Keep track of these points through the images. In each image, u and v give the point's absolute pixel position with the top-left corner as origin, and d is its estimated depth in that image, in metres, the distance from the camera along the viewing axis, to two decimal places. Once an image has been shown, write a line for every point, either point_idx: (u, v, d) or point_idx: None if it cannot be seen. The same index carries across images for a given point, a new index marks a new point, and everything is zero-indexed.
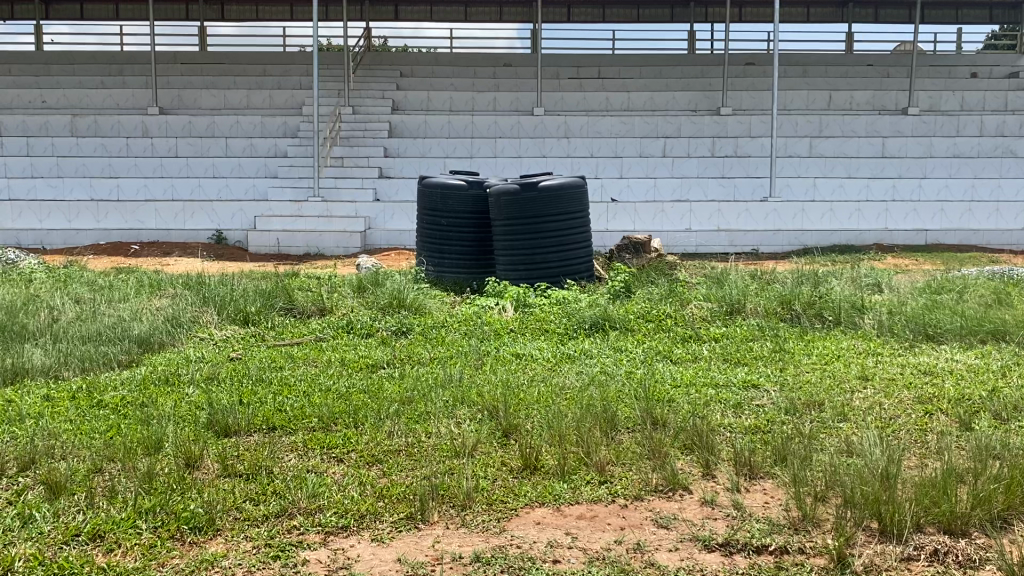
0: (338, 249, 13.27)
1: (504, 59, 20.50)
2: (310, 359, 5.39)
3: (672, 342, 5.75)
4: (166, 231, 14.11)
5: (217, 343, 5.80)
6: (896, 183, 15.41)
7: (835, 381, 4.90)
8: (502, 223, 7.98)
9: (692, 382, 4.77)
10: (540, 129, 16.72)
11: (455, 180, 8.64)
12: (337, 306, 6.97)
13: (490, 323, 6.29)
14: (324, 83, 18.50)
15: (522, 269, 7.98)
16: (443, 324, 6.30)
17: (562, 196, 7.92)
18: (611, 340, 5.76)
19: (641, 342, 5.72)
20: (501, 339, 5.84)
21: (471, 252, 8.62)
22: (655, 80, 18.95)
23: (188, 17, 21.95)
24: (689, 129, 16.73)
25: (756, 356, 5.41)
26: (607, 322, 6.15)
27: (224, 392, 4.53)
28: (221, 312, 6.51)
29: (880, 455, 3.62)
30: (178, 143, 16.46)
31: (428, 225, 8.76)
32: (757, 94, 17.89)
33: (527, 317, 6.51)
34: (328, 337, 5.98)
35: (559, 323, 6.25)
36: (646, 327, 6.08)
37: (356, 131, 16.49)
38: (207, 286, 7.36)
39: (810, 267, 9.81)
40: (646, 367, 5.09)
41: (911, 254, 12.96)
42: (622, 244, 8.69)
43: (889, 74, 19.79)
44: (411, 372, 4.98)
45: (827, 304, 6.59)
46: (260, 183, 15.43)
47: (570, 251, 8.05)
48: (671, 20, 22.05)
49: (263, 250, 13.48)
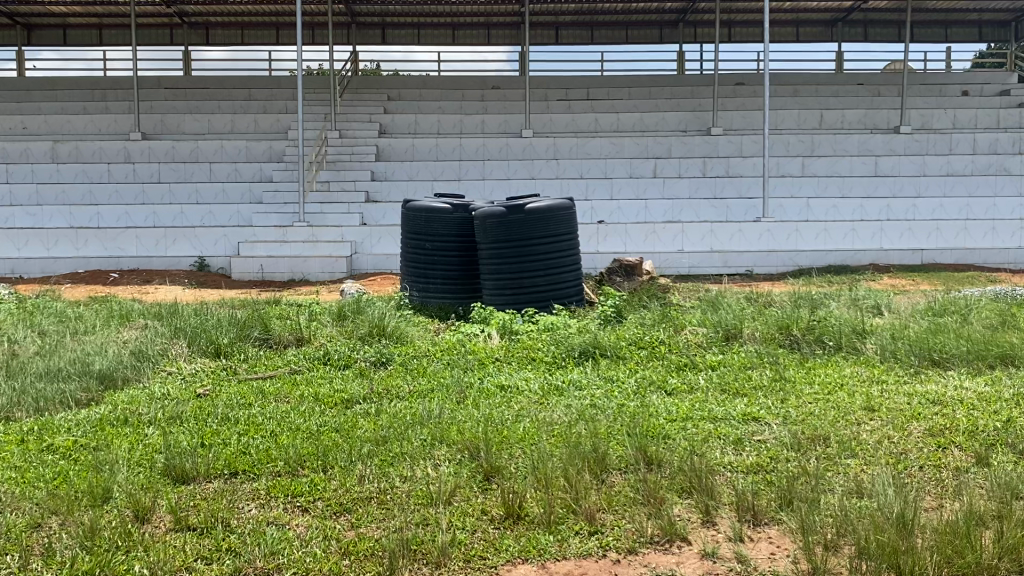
0: (323, 275, 12.98)
1: (493, 82, 20.33)
2: (282, 394, 5.08)
3: (666, 371, 5.45)
4: (147, 258, 13.80)
5: (185, 378, 5.48)
6: (890, 202, 15.23)
7: (840, 412, 4.61)
8: (489, 246, 7.70)
9: (688, 416, 4.48)
10: (530, 150, 16.43)
11: (440, 203, 8.37)
12: (315, 336, 6.66)
13: (476, 352, 5.98)
14: (310, 107, 18.27)
15: (509, 293, 7.70)
16: (426, 354, 5.99)
17: (550, 218, 7.65)
18: (602, 369, 5.46)
19: (634, 371, 5.42)
20: (486, 369, 5.53)
21: (457, 277, 8.32)
22: (645, 101, 18.78)
23: (173, 42, 21.84)
24: (680, 150, 16.48)
25: (756, 386, 5.11)
26: (597, 349, 5.85)
27: (186, 433, 4.22)
28: (192, 343, 6.19)
29: (894, 497, 3.32)
30: (161, 168, 16.18)
31: (412, 249, 8.48)
32: (748, 115, 17.73)
33: (514, 345, 6.21)
34: (304, 369, 5.67)
35: (548, 351, 5.94)
36: (639, 355, 5.79)
37: (343, 154, 16.23)
38: (180, 316, 7.03)
39: (806, 288, 9.54)
40: (639, 399, 4.80)
41: (907, 274, 12.72)
42: (612, 267, 8.40)
43: (880, 92, 19.67)
44: (389, 408, 4.67)
45: (827, 329, 6.30)
46: (244, 208, 15.14)
47: (559, 275, 7.77)
48: (660, 41, 21.75)
49: (246, 277, 13.17)
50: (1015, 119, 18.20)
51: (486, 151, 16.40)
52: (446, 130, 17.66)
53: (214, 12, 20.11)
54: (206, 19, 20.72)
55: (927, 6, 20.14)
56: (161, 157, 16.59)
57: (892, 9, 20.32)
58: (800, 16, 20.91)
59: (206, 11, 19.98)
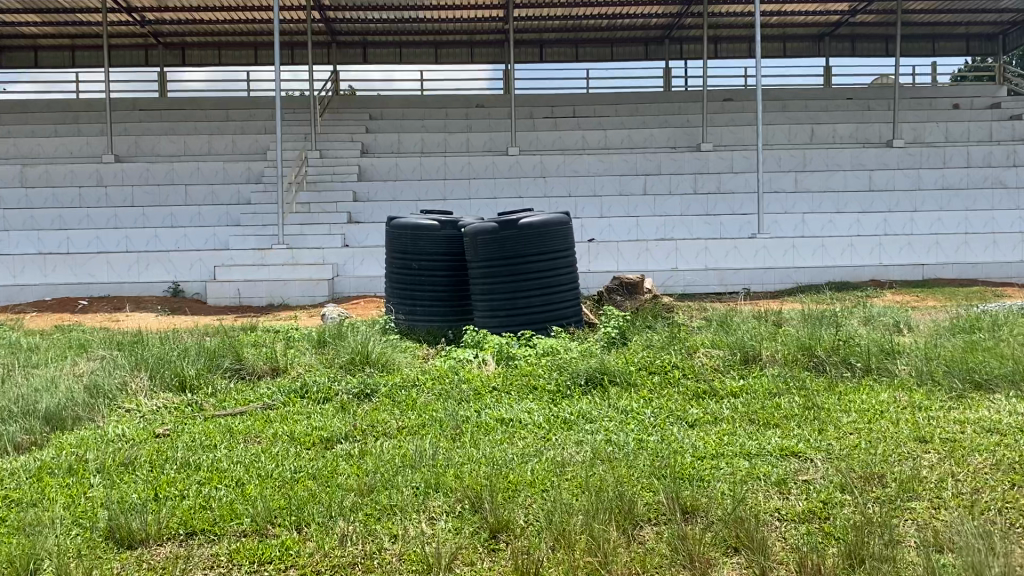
0: (303, 299, 12.43)
1: (477, 100, 19.88)
2: (253, 433, 4.47)
3: (685, 401, 4.89)
4: (118, 284, 13.14)
5: (144, 416, 4.86)
6: (887, 217, 14.83)
7: (888, 444, 4.05)
8: (480, 265, 7.16)
9: (717, 453, 3.91)
10: (517, 168, 15.91)
11: (427, 219, 7.80)
12: (292, 365, 6.06)
13: (471, 381, 5.39)
14: (289, 127, 17.71)
15: (502, 316, 7.15)
16: (416, 383, 5.40)
17: (545, 234, 7.10)
18: (612, 399, 4.89)
19: (647, 400, 4.86)
20: (482, 400, 4.95)
21: (447, 297, 7.76)
22: (633, 118, 18.35)
23: (148, 63, 21.10)
24: (670, 167, 16.01)
25: (786, 415, 4.56)
26: (605, 376, 5.28)
27: (137, 484, 3.61)
28: (154, 375, 5.56)
29: (984, 554, 2.77)
30: (134, 192, 15.54)
31: (398, 269, 7.91)
32: (738, 130, 17.33)
33: (511, 372, 5.64)
34: (279, 404, 5.06)
35: (549, 378, 5.36)
36: (652, 381, 5.23)
37: (323, 175, 15.67)
38: (143, 345, 6.41)
39: (815, 306, 9.02)
40: (659, 434, 4.23)
41: (912, 289, 12.26)
42: (612, 286, 7.85)
43: (870, 107, 19.36)
44: (375, 448, 4.07)
45: (854, 349, 5.75)
46: (220, 231, 14.52)
47: (557, 295, 7.21)
48: (646, 57, 21.40)
49: (222, 302, 12.55)
50: (1008, 132, 17.91)
51: (471, 170, 15.87)
52: (430, 149, 17.15)
53: (189, 32, 19.58)
54: (181, 39, 20.19)
55: (915, 20, 19.92)
56: (134, 179, 15.96)
57: (880, 23, 20.07)
58: (788, 31, 20.63)
59: (180, 31, 19.46)
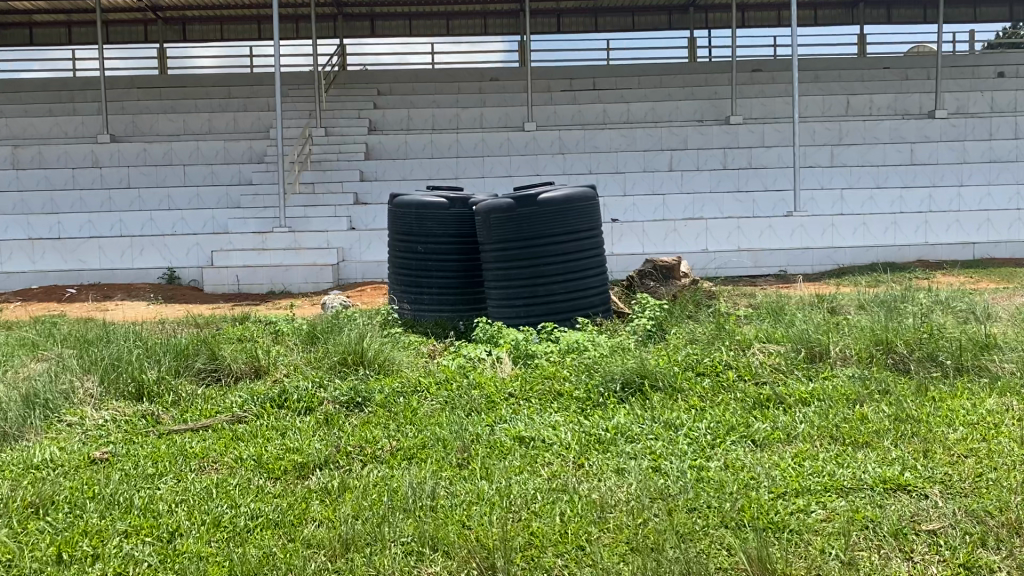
0: (306, 285, 11.59)
1: (491, 74, 18.90)
2: (211, 456, 3.62)
3: (748, 412, 3.97)
4: (111, 271, 12.37)
5: (86, 434, 4.02)
6: (932, 192, 13.77)
7: (1021, 473, 3.12)
8: (495, 246, 6.26)
9: (802, 487, 3.02)
10: (533, 145, 14.91)
11: (433, 196, 6.89)
12: (276, 366, 5.20)
13: (484, 386, 4.49)
14: (293, 103, 16.79)
15: (520, 305, 6.25)
16: (418, 389, 4.52)
17: (569, 211, 6.18)
18: (658, 410, 3.98)
19: (699, 410, 3.96)
20: (496, 411, 4.07)
21: (457, 285, 6.88)
22: (656, 90, 17.31)
23: (148, 40, 20.30)
24: (696, 141, 14.95)
25: (877, 431, 3.64)
26: (646, 380, 4.36)
27: (41, 537, 2.75)
28: (107, 378, 4.70)
29: None
30: (130, 173, 14.71)
31: (402, 253, 7.01)
32: (769, 102, 16.26)
33: (532, 373, 4.73)
34: (250, 416, 4.18)
35: (577, 382, 4.45)
36: (702, 385, 4.32)
37: (329, 153, 14.76)
38: (106, 341, 5.56)
39: (870, 293, 8.03)
40: (720, 459, 3.33)
41: (965, 270, 11.24)
42: (645, 269, 6.92)
43: (909, 76, 18.18)
44: (362, 481, 3.21)
45: (941, 344, 4.77)
46: (219, 213, 13.67)
47: (583, 280, 6.29)
48: (669, 27, 20.33)
49: (221, 290, 11.74)
50: None
51: (485, 147, 14.89)
52: (442, 126, 16.21)
53: (189, 6, 18.66)
54: (181, 14, 19.30)
55: None
56: (130, 160, 15.14)
57: None
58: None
59: (180, 5, 18.55)
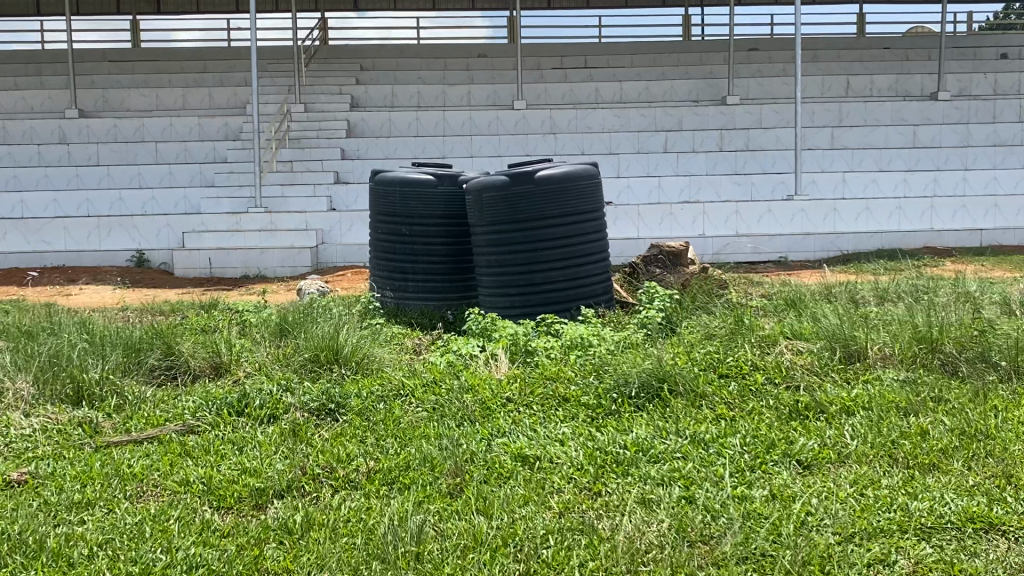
0: (282, 269, 10.93)
1: (478, 51, 18.21)
2: (151, 477, 3.03)
3: (787, 424, 3.41)
4: (76, 253, 11.66)
5: (8, 446, 3.40)
6: (937, 176, 13.26)
7: None
8: (487, 230, 5.68)
9: (870, 527, 2.47)
10: (523, 124, 14.26)
11: (418, 174, 6.29)
12: (240, 363, 4.61)
13: (477, 389, 3.91)
14: (272, 78, 16.03)
15: (516, 294, 5.66)
16: (401, 393, 3.94)
17: (568, 190, 5.59)
18: (683, 421, 3.42)
19: (729, 422, 3.41)
20: (493, 422, 3.49)
21: (446, 270, 6.29)
22: (649, 68, 16.68)
23: (120, 11, 19.48)
24: (692, 121, 14.36)
25: (944, 449, 3.08)
26: (664, 385, 3.78)
27: None
28: (41, 378, 4.07)
29: None
30: (99, 149, 13.95)
31: (383, 236, 6.40)
32: (767, 82, 15.68)
33: (531, 374, 4.16)
34: (204, 425, 3.59)
35: (585, 386, 3.88)
36: (728, 390, 3.77)
37: (308, 130, 14.03)
38: (47, 334, 4.91)
39: (887, 284, 7.48)
40: (765, 486, 2.78)
41: (975, 257, 10.74)
42: (650, 254, 6.32)
43: (910, 56, 17.63)
44: (331, 516, 2.64)
45: (994, 342, 4.22)
46: (192, 192, 12.96)
47: (584, 267, 5.70)
48: (663, 4, 19.67)
49: (192, 273, 11.05)
50: None
51: (472, 125, 14.22)
52: (427, 103, 15.53)
53: None
54: None
55: None
56: (100, 136, 14.37)
57: None
58: None
59: None
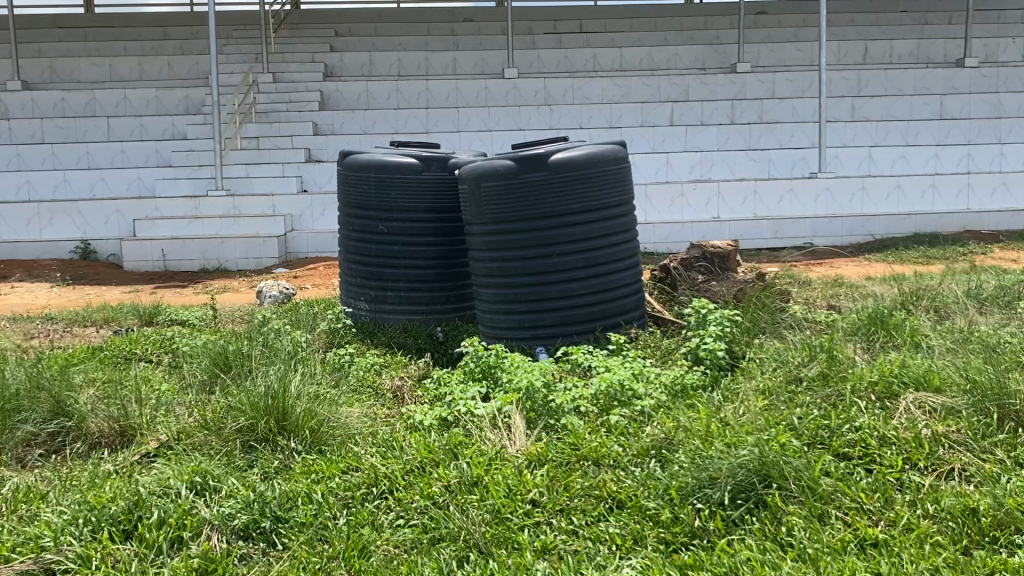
0: (246, 262, 9.59)
1: (464, 15, 16.74)
2: None
3: (976, 559, 2.19)
4: (13, 243, 10.23)
5: None
6: (969, 150, 12.06)
7: None
8: (486, 230, 4.41)
9: None
10: (515, 95, 12.87)
11: (398, 156, 4.98)
12: (153, 427, 3.31)
13: (486, 485, 2.65)
14: (236, 43, 14.47)
15: (525, 314, 4.39)
16: (375, 491, 2.68)
17: (588, 179, 4.32)
18: (815, 558, 2.20)
19: (886, 560, 2.19)
20: (517, 559, 2.26)
21: (433, 277, 5.01)
22: (650, 34, 15.30)
23: None
24: (700, 91, 13.01)
25: None
26: (768, 484, 2.54)
27: None
28: None
29: None
30: (44, 125, 12.46)
31: (354, 233, 5.09)
32: (779, 48, 14.35)
33: (561, 449, 2.93)
34: (66, 563, 2.32)
35: (645, 481, 2.64)
36: (861, 489, 2.54)
37: (277, 102, 12.58)
38: None
39: (960, 282, 6.23)
40: None
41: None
42: (690, 256, 5.10)
43: (928, 21, 16.34)
44: None
45: None
46: (145, 173, 11.50)
47: (611, 276, 4.42)
48: None
49: (145, 267, 9.66)
50: None
51: (459, 97, 12.80)
52: (409, 73, 14.12)
53: None
54: None
55: None
56: (45, 111, 12.82)
57: None
58: None
59: None
